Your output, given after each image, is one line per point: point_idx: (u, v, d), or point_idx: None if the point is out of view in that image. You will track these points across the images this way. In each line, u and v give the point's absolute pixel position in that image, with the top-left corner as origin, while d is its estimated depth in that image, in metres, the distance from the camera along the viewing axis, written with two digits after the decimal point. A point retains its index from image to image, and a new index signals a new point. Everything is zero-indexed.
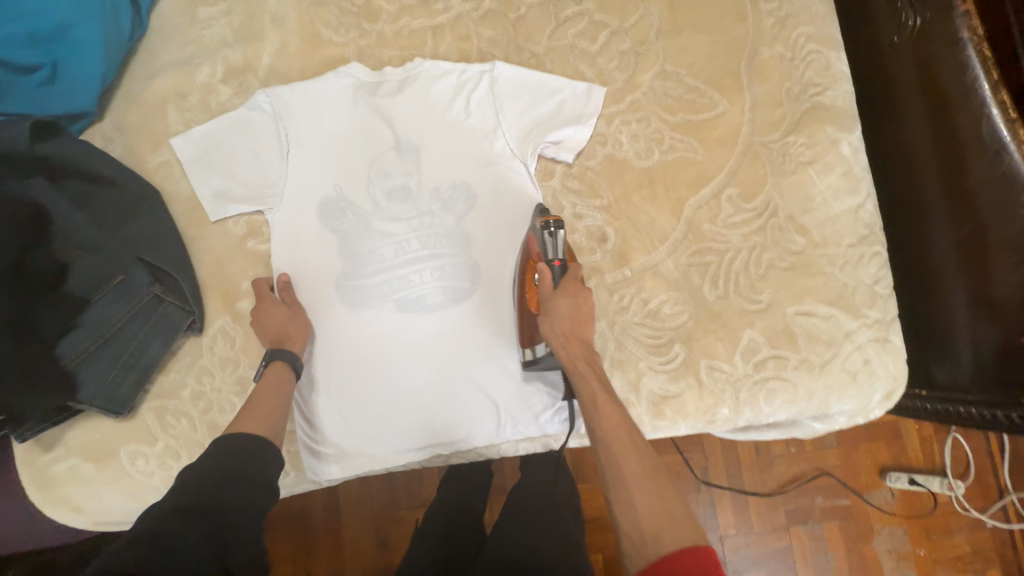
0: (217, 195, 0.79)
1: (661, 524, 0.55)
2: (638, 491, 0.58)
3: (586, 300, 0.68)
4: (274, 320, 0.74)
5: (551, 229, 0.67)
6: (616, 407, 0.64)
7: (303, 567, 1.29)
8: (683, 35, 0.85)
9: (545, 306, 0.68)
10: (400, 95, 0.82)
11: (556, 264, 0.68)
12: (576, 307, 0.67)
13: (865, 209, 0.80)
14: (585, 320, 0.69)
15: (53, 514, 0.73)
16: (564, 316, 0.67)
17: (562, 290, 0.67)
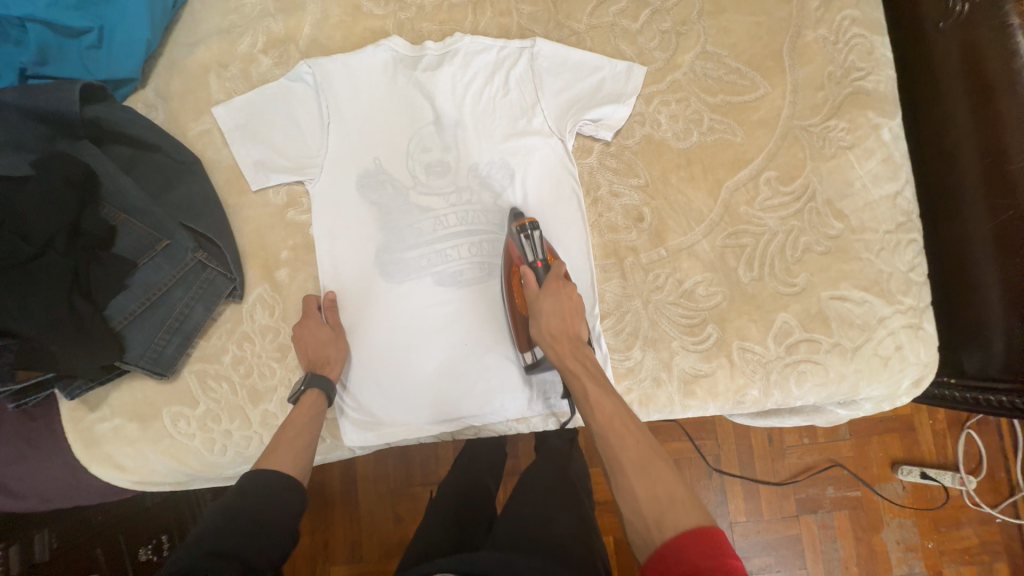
0: (259, 165, 0.80)
1: (662, 507, 0.56)
2: (637, 478, 0.59)
3: (569, 299, 0.70)
4: (316, 339, 0.75)
5: (526, 231, 0.71)
6: (611, 396, 0.65)
7: (321, 538, 1.31)
8: (726, 15, 0.84)
9: (532, 307, 0.70)
10: (440, 70, 0.82)
11: (538, 265, 0.72)
12: (562, 306, 0.69)
13: (903, 196, 0.80)
14: (571, 317, 0.70)
15: (98, 471, 0.75)
16: (553, 314, 0.69)
17: (544, 291, 0.70)
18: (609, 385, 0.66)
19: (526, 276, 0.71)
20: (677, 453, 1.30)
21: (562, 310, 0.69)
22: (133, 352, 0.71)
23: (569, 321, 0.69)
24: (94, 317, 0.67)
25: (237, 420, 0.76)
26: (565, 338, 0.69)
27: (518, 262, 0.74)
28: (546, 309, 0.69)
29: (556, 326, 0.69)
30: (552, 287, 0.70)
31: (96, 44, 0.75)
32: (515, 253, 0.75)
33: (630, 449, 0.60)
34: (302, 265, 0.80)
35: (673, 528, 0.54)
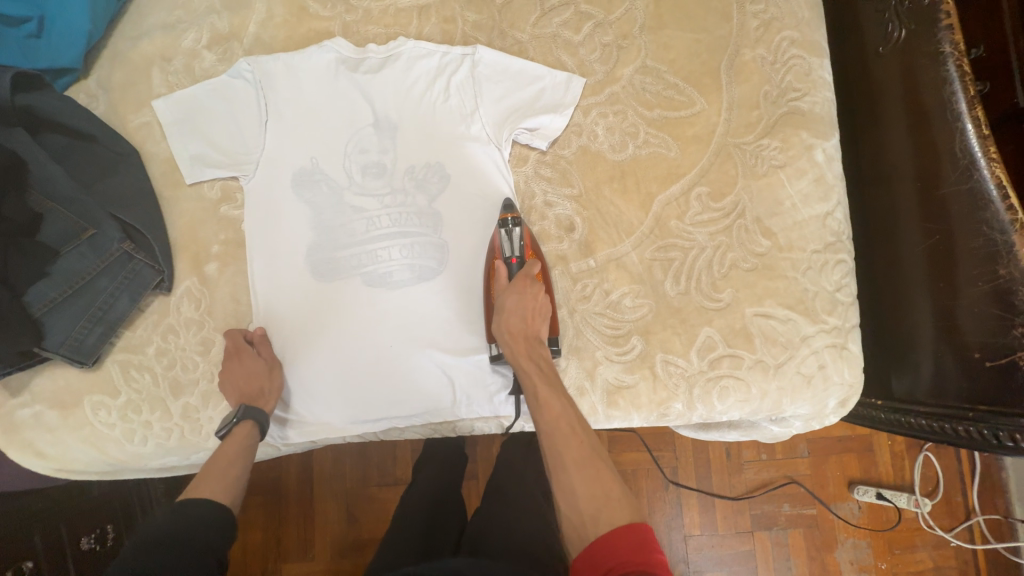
0: (195, 159, 0.80)
1: (598, 506, 0.60)
2: (579, 477, 0.62)
3: (534, 298, 0.73)
4: (248, 372, 0.75)
5: (508, 226, 0.74)
6: (558, 398, 0.68)
7: (274, 535, 1.31)
8: (667, 31, 0.85)
9: (498, 304, 0.73)
10: (381, 73, 0.83)
11: (511, 261, 0.75)
12: (526, 304, 0.72)
13: (833, 217, 0.81)
14: (532, 316, 0.73)
15: (16, 457, 0.75)
16: (518, 313, 0.72)
17: (511, 286, 0.73)
18: (557, 386, 0.69)
19: (498, 271, 0.75)
20: (634, 465, 1.30)
21: (524, 308, 0.72)
22: (53, 340, 0.72)
23: (532, 324, 0.72)
24: (12, 303, 0.67)
25: (157, 411, 0.76)
26: (524, 337, 0.71)
27: (496, 256, 0.77)
28: (512, 308, 0.72)
29: (519, 322, 0.72)
30: (518, 288, 0.73)
31: (36, 35, 0.76)
32: (493, 249, 0.78)
33: (572, 445, 0.65)
34: (232, 259, 0.80)
35: (608, 526, 0.58)
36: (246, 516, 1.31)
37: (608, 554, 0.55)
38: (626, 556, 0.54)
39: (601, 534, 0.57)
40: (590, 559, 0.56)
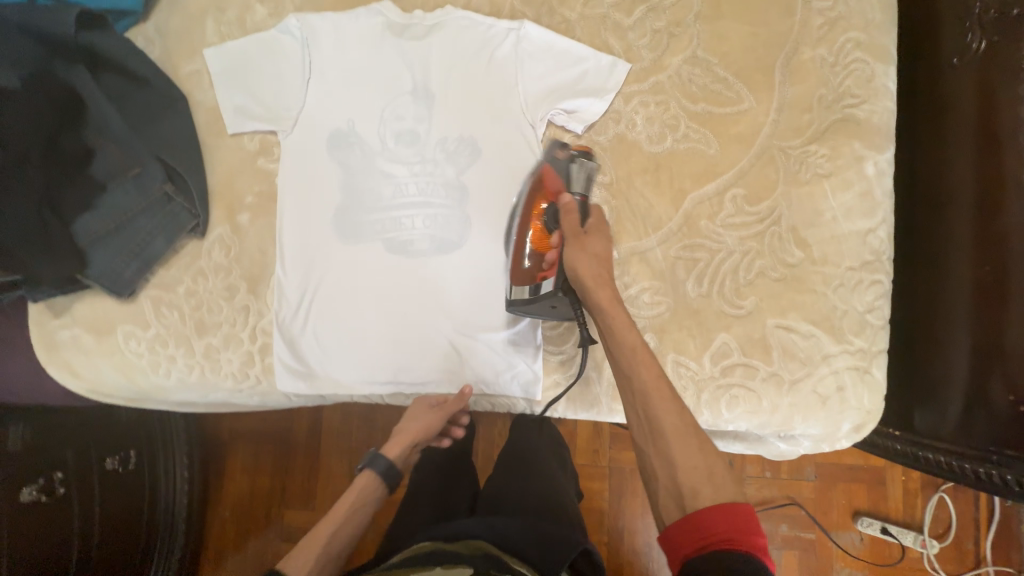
0: (238, 110, 0.83)
1: (699, 477, 0.55)
2: (675, 443, 0.57)
3: (605, 240, 0.71)
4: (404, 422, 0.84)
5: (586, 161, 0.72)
6: (630, 331, 0.64)
7: (278, 482, 1.37)
8: (723, 22, 0.81)
9: (570, 242, 0.69)
10: (425, 41, 0.83)
11: (579, 199, 0.72)
12: (601, 250, 0.70)
13: (875, 234, 0.77)
14: (605, 263, 0.70)
15: (53, 373, 0.81)
16: (581, 252, 0.68)
17: (588, 228, 0.71)
18: (627, 322, 0.65)
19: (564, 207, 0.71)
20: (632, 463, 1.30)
21: (600, 252, 0.70)
22: (95, 269, 0.76)
23: (590, 263, 0.68)
24: (61, 230, 0.72)
25: (182, 348, 0.81)
26: (591, 274, 0.67)
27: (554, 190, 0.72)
28: (571, 246, 0.69)
29: (587, 262, 0.68)
30: (572, 227, 0.70)
31: None
32: (546, 180, 0.73)
33: (656, 388, 0.60)
34: (264, 211, 0.83)
35: (709, 499, 0.53)
36: (254, 460, 1.38)
37: (713, 528, 0.49)
38: (735, 536, 0.49)
39: (707, 506, 0.51)
40: (687, 530, 0.51)
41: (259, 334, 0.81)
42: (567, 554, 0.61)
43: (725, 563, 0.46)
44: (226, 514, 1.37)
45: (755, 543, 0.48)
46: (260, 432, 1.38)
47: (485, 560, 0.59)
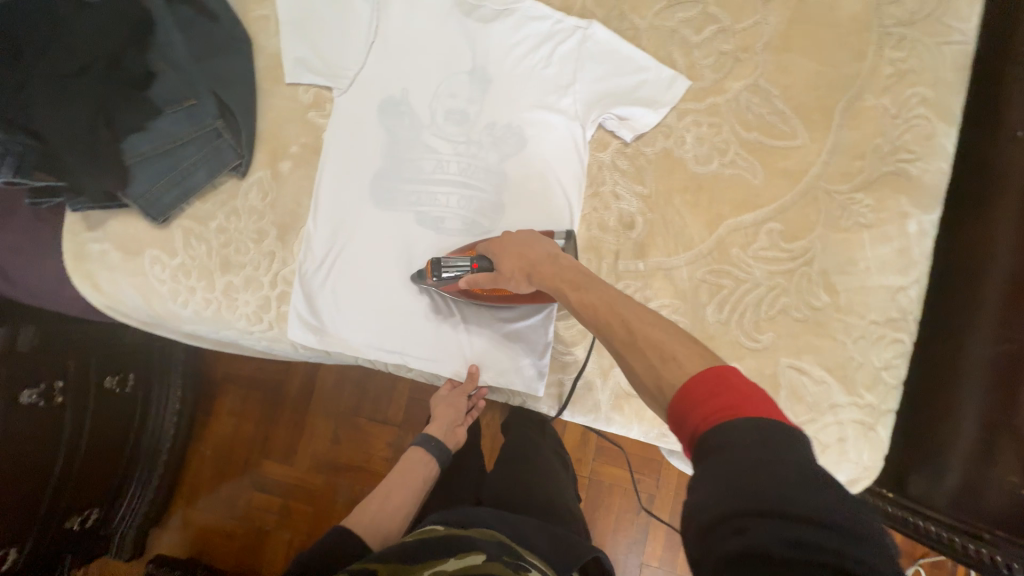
0: (298, 60, 0.83)
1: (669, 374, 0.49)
2: (637, 353, 0.52)
3: (506, 244, 0.73)
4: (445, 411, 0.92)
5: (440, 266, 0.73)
6: (588, 290, 0.61)
7: (263, 432, 1.39)
8: (791, 55, 0.80)
9: (505, 279, 0.71)
10: (492, 24, 0.84)
11: (479, 266, 0.74)
12: (517, 249, 0.71)
13: (905, 293, 0.76)
14: (526, 247, 0.71)
15: (77, 283, 0.83)
16: (514, 243, 0.72)
17: (500, 256, 0.72)
18: (582, 281, 0.63)
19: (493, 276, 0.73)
20: (613, 479, 1.30)
21: (519, 251, 0.71)
22: (134, 190, 0.77)
23: (531, 240, 0.72)
24: (109, 144, 0.74)
25: (204, 281, 0.82)
26: (535, 253, 0.69)
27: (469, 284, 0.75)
28: (505, 254, 0.72)
29: (525, 247, 0.71)
30: (491, 251, 0.74)
31: None
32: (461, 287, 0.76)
33: (609, 326, 0.56)
34: (306, 163, 0.84)
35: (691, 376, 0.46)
36: (246, 407, 1.40)
37: (695, 405, 0.44)
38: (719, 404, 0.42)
39: (681, 383, 0.46)
40: (675, 414, 0.46)
41: (280, 282, 0.82)
42: (581, 553, 0.67)
43: (709, 438, 0.41)
44: (207, 453, 1.39)
45: (742, 397, 0.42)
46: (256, 380, 1.40)
47: (498, 550, 0.61)
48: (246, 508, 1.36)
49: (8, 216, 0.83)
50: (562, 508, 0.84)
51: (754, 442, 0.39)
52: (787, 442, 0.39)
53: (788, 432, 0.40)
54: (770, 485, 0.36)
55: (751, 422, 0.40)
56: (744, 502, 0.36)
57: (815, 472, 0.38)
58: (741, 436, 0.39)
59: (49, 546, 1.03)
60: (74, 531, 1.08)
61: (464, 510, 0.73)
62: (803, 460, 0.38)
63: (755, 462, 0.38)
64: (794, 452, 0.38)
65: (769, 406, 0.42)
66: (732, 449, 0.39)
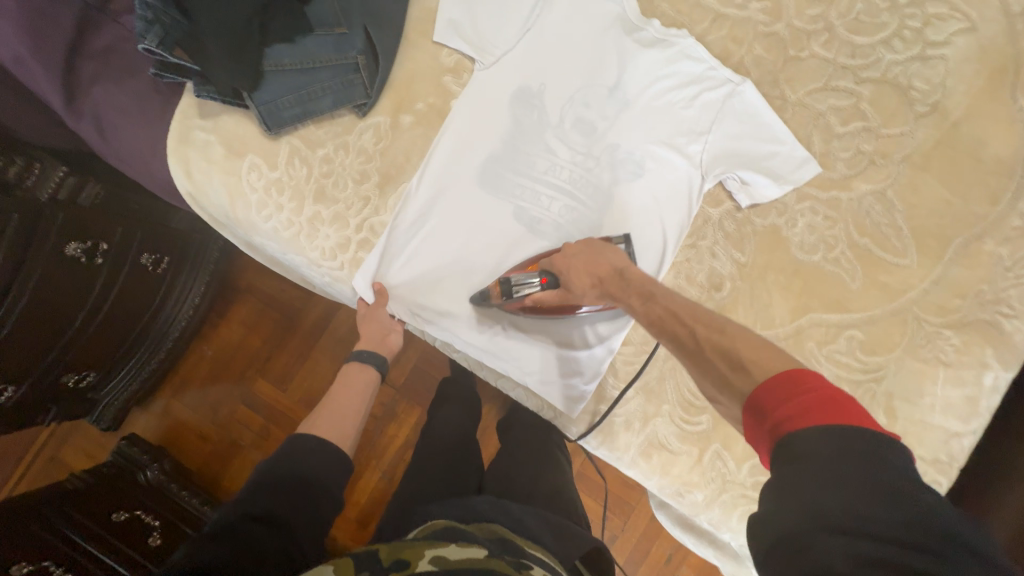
0: (451, 22, 0.83)
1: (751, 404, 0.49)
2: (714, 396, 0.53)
3: (575, 253, 0.73)
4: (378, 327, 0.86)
5: (514, 289, 0.73)
6: (655, 300, 0.62)
7: (268, 351, 1.39)
8: (927, 176, 0.80)
9: (568, 290, 0.73)
10: (647, 50, 0.83)
11: (547, 282, 0.74)
12: (580, 262, 0.72)
13: (959, 440, 0.76)
14: (594, 259, 0.72)
15: (171, 164, 0.83)
16: (579, 253, 0.73)
17: (565, 269, 0.73)
18: (649, 292, 0.64)
19: (555, 299, 0.74)
20: (585, 510, 1.30)
21: (582, 264, 0.72)
22: (261, 95, 0.78)
23: (597, 253, 0.72)
24: (255, 45, 0.74)
25: (294, 203, 0.82)
26: (604, 267, 0.70)
27: (531, 301, 0.76)
28: (575, 269, 0.72)
29: (592, 260, 0.71)
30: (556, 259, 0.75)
31: None
32: (524, 303, 0.77)
33: (680, 333, 0.58)
34: (426, 123, 0.84)
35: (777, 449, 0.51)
36: (261, 324, 1.40)
37: (772, 406, 0.46)
38: (796, 406, 0.45)
39: (755, 385, 0.49)
40: (750, 414, 0.48)
41: (365, 228, 0.82)
42: (582, 545, 0.68)
43: (783, 442, 0.44)
44: (209, 353, 1.40)
45: (824, 404, 0.44)
46: (278, 301, 1.40)
47: (499, 546, 0.59)
48: (230, 418, 1.37)
49: (126, 78, 0.82)
50: (567, 502, 0.86)
51: (830, 454, 0.41)
52: (865, 456, 0.40)
53: (868, 441, 0.41)
54: (838, 498, 0.39)
55: (826, 429, 0.42)
56: (805, 515, 0.40)
57: (892, 481, 0.39)
58: (819, 445, 0.42)
59: (43, 393, 1.04)
60: (67, 387, 1.10)
61: (466, 502, 0.71)
62: (885, 475, 0.39)
63: (829, 476, 0.40)
64: (872, 468, 0.40)
65: (850, 413, 0.43)
66: (810, 461, 0.41)
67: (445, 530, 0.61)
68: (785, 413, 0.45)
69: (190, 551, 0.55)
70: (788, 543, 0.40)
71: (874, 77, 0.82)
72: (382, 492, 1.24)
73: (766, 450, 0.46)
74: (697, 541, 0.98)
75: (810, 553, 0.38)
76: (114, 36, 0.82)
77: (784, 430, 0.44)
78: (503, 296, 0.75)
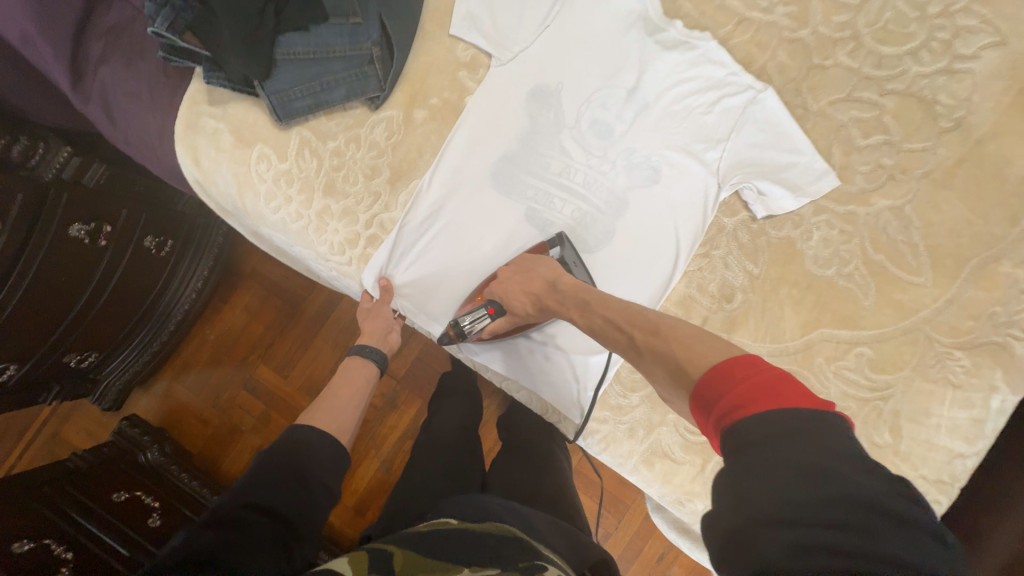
0: (468, 16, 0.81)
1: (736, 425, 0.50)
2: None
3: (505, 279, 0.76)
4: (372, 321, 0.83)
5: (462, 329, 0.76)
6: (591, 310, 0.68)
7: (270, 339, 1.38)
8: (947, 193, 0.78)
9: (515, 313, 0.76)
10: (668, 51, 0.81)
11: (492, 313, 0.76)
12: (513, 285, 0.75)
13: (963, 461, 0.75)
14: (529, 277, 0.75)
15: (179, 151, 0.82)
16: (513, 274, 0.76)
17: (502, 298, 0.75)
18: (586, 303, 0.69)
19: (507, 322, 0.78)
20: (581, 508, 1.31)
21: (515, 286, 0.75)
22: (273, 85, 0.76)
23: (528, 270, 0.75)
24: (269, 33, 0.72)
25: (303, 195, 0.81)
26: (536, 283, 0.74)
27: (485, 331, 0.79)
28: (511, 293, 0.75)
29: (525, 279, 0.75)
30: (490, 287, 0.77)
31: None
32: (483, 334, 0.80)
33: (620, 339, 0.64)
34: (440, 119, 0.82)
35: None
36: (263, 311, 1.39)
37: (716, 399, 0.47)
38: (733, 395, 0.46)
39: (696, 382, 0.51)
40: (699, 408, 0.49)
41: (375, 225, 0.81)
42: (587, 551, 0.67)
43: (726, 434, 0.44)
44: (210, 338, 1.39)
45: (757, 391, 0.44)
46: (281, 289, 1.39)
47: (510, 542, 0.58)
48: (230, 404, 1.37)
49: (135, 60, 0.81)
50: (568, 503, 0.86)
51: (762, 439, 0.41)
52: (799, 436, 0.39)
53: (801, 420, 0.40)
54: (772, 486, 0.38)
55: (760, 416, 0.42)
56: (743, 507, 0.38)
57: (822, 460, 0.38)
58: (752, 434, 0.42)
59: (44, 373, 1.04)
60: (68, 367, 1.09)
61: (472, 500, 0.69)
62: (813, 454, 0.38)
63: (766, 462, 0.39)
64: (807, 448, 0.39)
65: (791, 398, 0.42)
66: (746, 451, 0.41)
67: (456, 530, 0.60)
68: (723, 403, 0.46)
69: (190, 536, 0.54)
70: (731, 540, 0.38)
71: (898, 90, 0.80)
72: (381, 482, 1.24)
73: (715, 440, 0.47)
74: (692, 546, 0.98)
75: (750, 549, 0.36)
76: (122, 16, 0.80)
77: (723, 421, 0.45)
78: (456, 337, 0.78)
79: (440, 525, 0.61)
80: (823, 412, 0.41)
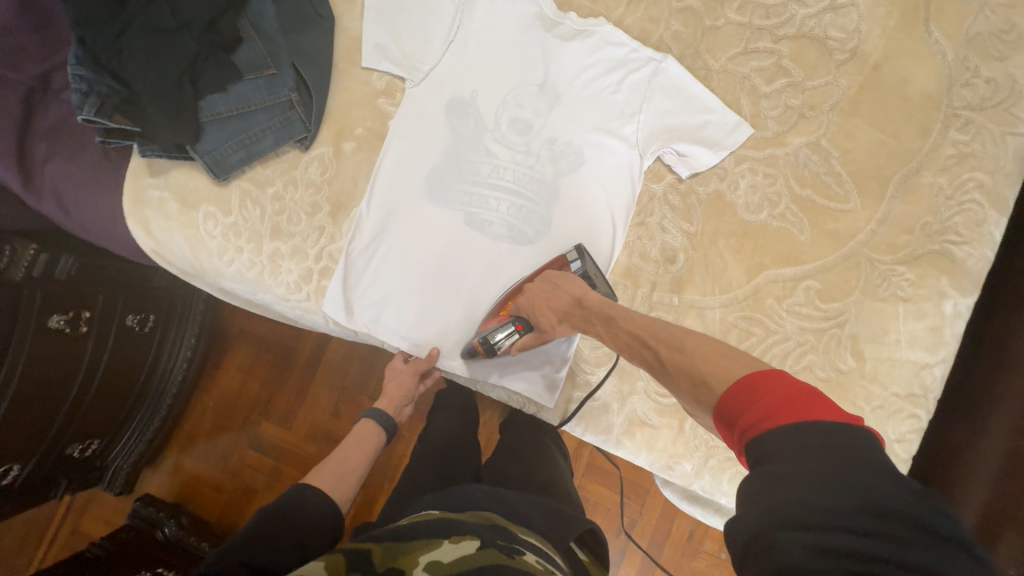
0: (377, 47, 0.85)
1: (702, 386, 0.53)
2: None
3: (527, 297, 0.78)
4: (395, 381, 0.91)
5: (493, 343, 0.77)
6: (618, 326, 0.68)
7: (266, 393, 1.40)
8: (857, 120, 0.82)
9: (541, 330, 0.78)
10: (569, 42, 0.86)
11: (521, 327, 0.78)
12: (542, 292, 0.77)
13: (930, 371, 0.77)
14: (557, 292, 0.76)
15: (132, 225, 0.86)
16: (539, 293, 0.77)
17: (531, 312, 0.77)
18: (610, 318, 0.70)
19: (535, 335, 0.80)
20: (600, 499, 1.31)
21: (544, 295, 0.76)
22: (203, 146, 0.81)
23: (554, 286, 0.76)
24: (189, 100, 0.77)
25: (252, 244, 0.84)
26: (564, 299, 0.75)
27: (514, 346, 0.81)
28: (539, 309, 0.76)
29: (552, 294, 0.76)
30: (523, 305, 0.78)
31: None
32: (513, 349, 0.82)
33: (647, 356, 0.64)
34: (368, 147, 0.86)
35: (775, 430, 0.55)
36: (253, 366, 1.41)
37: (739, 414, 0.49)
38: (767, 403, 0.47)
39: (720, 396, 0.52)
40: (723, 424, 0.52)
41: (325, 257, 0.84)
42: (573, 526, 0.69)
43: (751, 448, 0.46)
44: (208, 405, 1.41)
45: (781, 403, 0.46)
46: (267, 341, 1.42)
47: (492, 533, 0.61)
48: (238, 465, 1.38)
49: (78, 151, 0.85)
50: (562, 489, 0.89)
51: (791, 451, 0.42)
52: (827, 449, 0.41)
53: (830, 433, 0.42)
54: (798, 496, 0.39)
55: (793, 428, 0.44)
56: (766, 513, 0.40)
57: (849, 472, 0.40)
58: (778, 444, 0.44)
59: (48, 469, 1.06)
60: (73, 457, 1.12)
61: (456, 491, 0.72)
62: (841, 467, 0.40)
63: (798, 467, 0.41)
64: (838, 461, 0.41)
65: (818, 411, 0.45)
66: (777, 458, 0.43)
67: (434, 524, 0.63)
68: (748, 419, 0.48)
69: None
70: (751, 544, 0.40)
71: (790, 34, 0.84)
72: None
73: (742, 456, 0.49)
74: (704, 511, 0.98)
75: (770, 553, 0.39)
76: (58, 113, 0.84)
77: (749, 437, 0.47)
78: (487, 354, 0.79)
79: (423, 519, 0.65)
80: (858, 428, 0.43)
